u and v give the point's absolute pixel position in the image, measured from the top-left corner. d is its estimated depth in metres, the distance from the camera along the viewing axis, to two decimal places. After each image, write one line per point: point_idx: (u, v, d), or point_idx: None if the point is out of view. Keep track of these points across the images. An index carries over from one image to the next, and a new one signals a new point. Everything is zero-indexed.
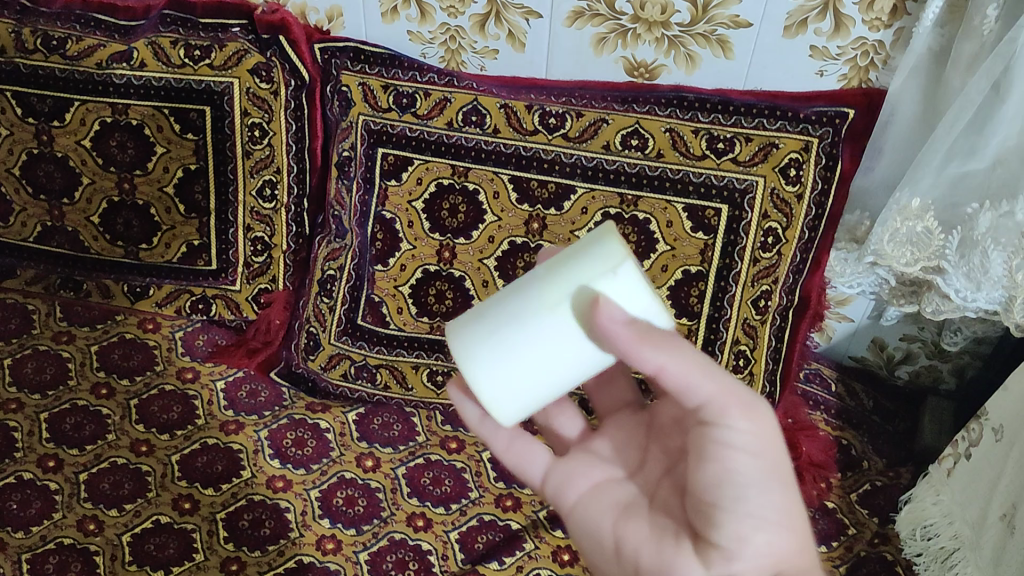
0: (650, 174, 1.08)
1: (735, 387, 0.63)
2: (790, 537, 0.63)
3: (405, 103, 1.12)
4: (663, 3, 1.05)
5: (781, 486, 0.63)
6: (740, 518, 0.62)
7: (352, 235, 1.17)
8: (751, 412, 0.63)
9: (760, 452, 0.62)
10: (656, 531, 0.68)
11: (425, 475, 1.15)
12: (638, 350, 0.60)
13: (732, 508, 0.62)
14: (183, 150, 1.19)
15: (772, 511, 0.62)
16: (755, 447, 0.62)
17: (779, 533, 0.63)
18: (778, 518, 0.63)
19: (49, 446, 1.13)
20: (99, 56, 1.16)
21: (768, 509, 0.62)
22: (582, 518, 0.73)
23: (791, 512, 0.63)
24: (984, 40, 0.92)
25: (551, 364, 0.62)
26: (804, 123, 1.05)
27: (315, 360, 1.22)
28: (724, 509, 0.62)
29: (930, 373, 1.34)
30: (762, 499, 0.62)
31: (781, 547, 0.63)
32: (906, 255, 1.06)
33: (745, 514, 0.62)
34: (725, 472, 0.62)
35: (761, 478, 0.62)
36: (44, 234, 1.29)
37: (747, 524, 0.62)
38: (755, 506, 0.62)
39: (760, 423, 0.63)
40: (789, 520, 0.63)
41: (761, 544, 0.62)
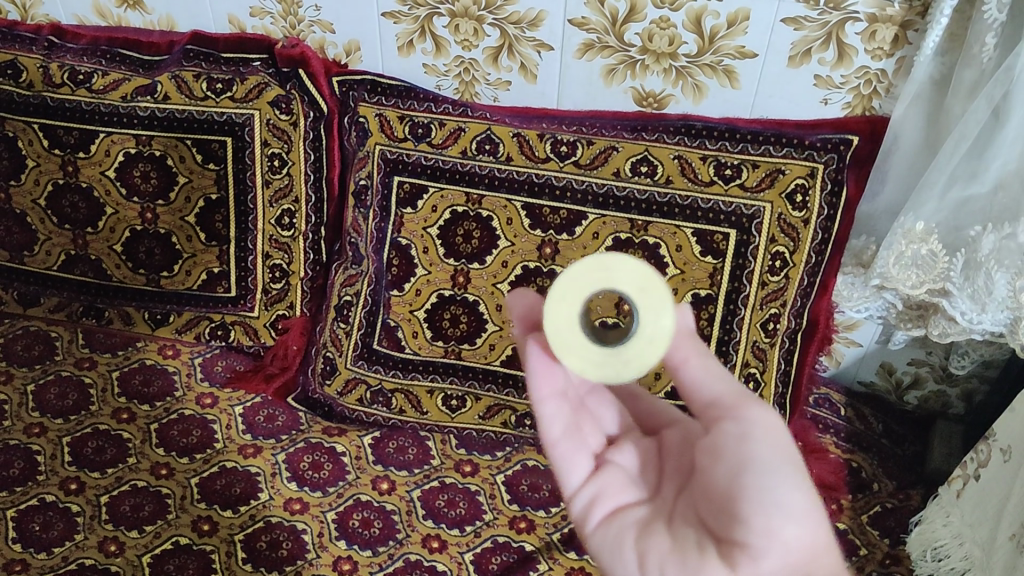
0: (661, 200, 1.10)
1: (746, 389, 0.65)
2: (816, 531, 0.61)
3: (420, 133, 1.16)
4: (671, 36, 1.08)
5: (802, 477, 0.62)
6: (765, 510, 0.60)
7: (368, 261, 1.20)
8: (763, 407, 0.64)
9: (776, 440, 0.63)
10: (679, 544, 0.65)
11: (440, 497, 1.16)
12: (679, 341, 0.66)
13: (757, 500, 0.61)
14: (205, 181, 1.22)
15: (798, 503, 0.61)
16: (770, 437, 0.63)
17: (807, 527, 0.61)
18: (804, 509, 0.61)
19: (71, 469, 1.16)
20: (123, 90, 1.21)
21: (795, 501, 0.61)
22: (603, 539, 0.70)
23: (815, 507, 0.62)
24: (983, 67, 0.95)
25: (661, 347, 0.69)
26: (809, 149, 1.08)
27: (331, 385, 1.24)
28: (747, 501, 0.61)
29: (939, 399, 1.35)
30: (786, 490, 0.61)
31: (810, 543, 0.61)
32: (912, 278, 1.08)
33: (769, 505, 0.60)
34: (745, 463, 0.62)
35: (782, 467, 0.62)
36: (68, 263, 1.31)
37: (774, 518, 0.60)
38: (780, 499, 0.60)
39: (769, 416, 0.64)
40: (813, 512, 0.62)
41: (789, 537, 0.60)
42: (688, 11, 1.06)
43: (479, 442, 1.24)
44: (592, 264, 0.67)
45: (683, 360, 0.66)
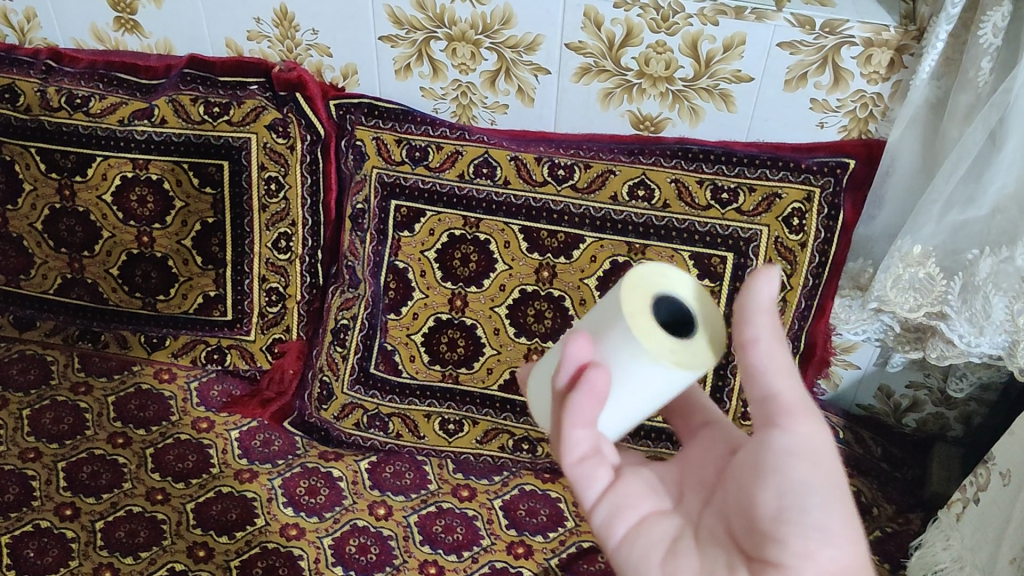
0: (657, 224, 1.11)
1: (808, 396, 0.62)
2: (855, 553, 0.60)
3: (418, 156, 1.16)
4: (667, 59, 1.09)
5: (841, 495, 0.61)
6: (804, 531, 0.60)
7: (365, 285, 1.19)
8: (815, 423, 0.62)
9: (819, 461, 0.61)
10: (712, 564, 0.64)
11: (437, 522, 1.16)
12: (762, 318, 0.59)
13: (794, 520, 0.60)
14: (201, 205, 1.22)
15: (836, 524, 0.60)
16: (814, 454, 0.61)
17: (846, 549, 0.60)
18: (844, 530, 0.60)
19: (66, 494, 1.15)
20: (121, 113, 1.21)
21: (833, 521, 0.60)
22: (629, 555, 0.67)
23: (856, 530, 0.61)
24: (979, 91, 0.95)
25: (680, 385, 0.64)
26: (805, 173, 1.08)
27: (328, 410, 1.24)
28: (785, 520, 0.60)
29: (938, 421, 1.35)
30: (825, 509, 0.60)
31: (848, 565, 0.59)
32: (909, 301, 1.07)
33: (807, 526, 0.60)
34: (783, 480, 0.61)
35: (822, 486, 0.60)
36: (64, 287, 1.31)
37: (812, 538, 0.59)
38: (818, 520, 0.60)
39: (817, 432, 0.62)
40: (854, 535, 0.60)
41: (825, 559, 0.59)
42: (684, 35, 1.06)
43: (476, 466, 1.23)
44: (653, 266, 0.63)
45: (753, 338, 0.60)
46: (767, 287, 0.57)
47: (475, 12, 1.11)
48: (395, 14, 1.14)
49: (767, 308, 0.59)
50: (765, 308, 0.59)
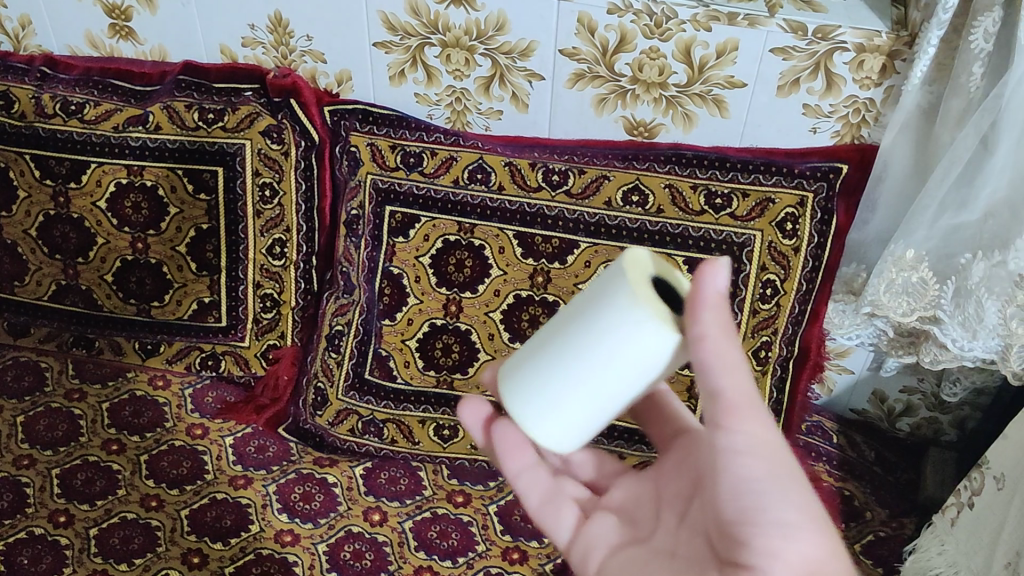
0: (651, 229, 1.11)
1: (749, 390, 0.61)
2: (820, 540, 0.59)
3: (412, 162, 1.16)
4: (661, 65, 1.09)
5: (795, 484, 0.61)
6: (765, 530, 0.59)
7: (360, 290, 1.20)
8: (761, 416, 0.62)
9: (768, 456, 0.61)
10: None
11: (432, 528, 1.16)
12: (705, 315, 0.57)
13: (751, 522, 0.60)
14: (195, 211, 1.22)
15: (796, 517, 0.60)
16: (761, 450, 0.61)
17: (809, 537, 0.59)
18: (807, 520, 0.60)
19: (61, 501, 1.15)
20: (116, 120, 1.21)
21: (790, 513, 0.60)
22: None
23: (818, 517, 0.60)
24: (971, 96, 0.96)
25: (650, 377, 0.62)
26: (799, 178, 1.09)
27: (323, 416, 1.23)
28: (745, 524, 0.60)
29: (931, 426, 1.35)
30: (780, 503, 0.60)
31: (814, 554, 0.59)
32: (903, 305, 1.08)
33: (767, 525, 0.59)
34: (739, 482, 0.62)
35: (773, 482, 0.60)
36: (59, 293, 1.31)
37: (773, 533, 0.59)
38: (776, 518, 0.60)
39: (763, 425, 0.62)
40: (817, 523, 0.60)
41: (792, 554, 0.59)
42: (677, 41, 1.06)
43: (473, 472, 1.23)
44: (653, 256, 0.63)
45: (698, 336, 0.58)
46: (717, 278, 0.57)
47: (469, 18, 1.11)
48: (389, 20, 1.14)
49: (714, 304, 0.57)
50: (711, 303, 0.57)
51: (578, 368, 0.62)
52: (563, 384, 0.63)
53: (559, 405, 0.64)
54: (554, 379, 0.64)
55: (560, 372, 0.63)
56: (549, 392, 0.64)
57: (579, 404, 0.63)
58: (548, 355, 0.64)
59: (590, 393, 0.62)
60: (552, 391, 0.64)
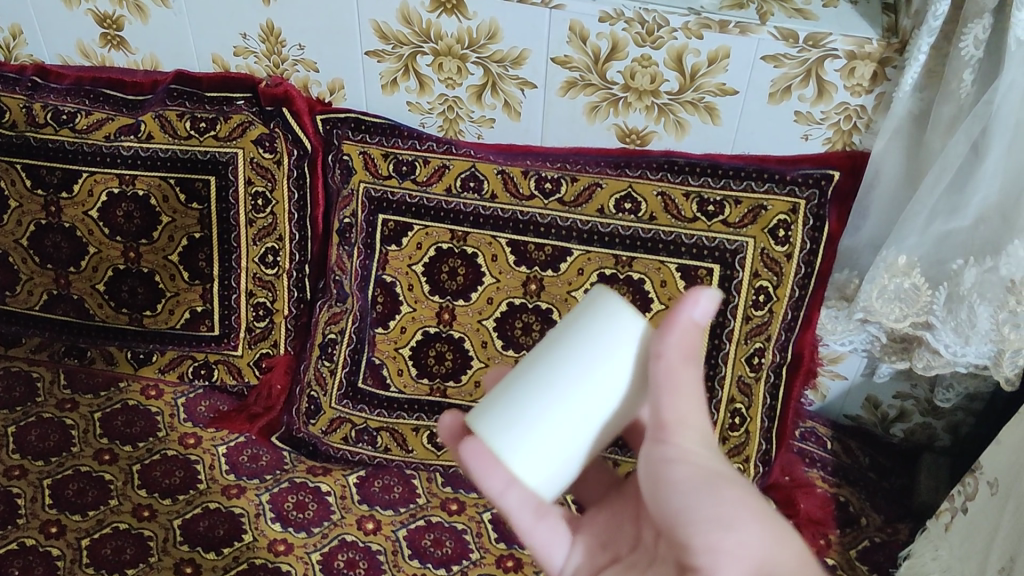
0: (644, 236, 1.11)
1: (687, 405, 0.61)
2: (762, 530, 0.59)
3: (405, 170, 1.16)
4: (653, 73, 1.09)
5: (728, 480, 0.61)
6: (702, 528, 0.59)
7: (352, 299, 1.20)
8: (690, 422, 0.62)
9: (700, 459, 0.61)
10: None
11: (426, 537, 1.15)
12: (672, 337, 0.59)
13: (690, 524, 0.60)
14: (188, 220, 1.22)
15: (730, 510, 0.59)
16: (689, 453, 0.61)
17: (747, 528, 0.59)
18: (742, 511, 0.59)
19: (52, 512, 1.14)
20: (107, 129, 1.21)
21: (725, 508, 0.59)
22: None
23: (754, 504, 0.60)
24: (962, 103, 0.96)
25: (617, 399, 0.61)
26: (791, 185, 1.09)
27: (315, 425, 1.23)
28: (684, 526, 0.60)
29: (925, 431, 1.35)
30: (714, 501, 0.60)
31: (758, 545, 0.58)
32: (895, 311, 1.08)
33: (704, 522, 0.59)
34: (672, 486, 0.61)
35: (706, 482, 0.60)
36: (50, 303, 1.30)
37: (710, 533, 0.59)
38: (710, 514, 0.59)
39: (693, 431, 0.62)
40: (754, 512, 0.59)
41: (732, 545, 0.58)
42: (669, 48, 1.06)
43: (465, 479, 1.23)
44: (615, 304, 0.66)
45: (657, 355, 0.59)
46: (697, 307, 0.59)
47: (461, 26, 1.11)
48: (381, 29, 1.14)
49: (685, 329, 0.59)
50: (684, 328, 0.59)
51: (569, 381, 0.60)
52: (553, 405, 0.60)
53: (543, 430, 0.60)
54: (539, 403, 0.60)
55: (548, 391, 0.60)
56: (531, 418, 0.60)
57: (559, 425, 0.60)
58: (521, 384, 0.62)
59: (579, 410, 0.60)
60: (537, 416, 0.60)
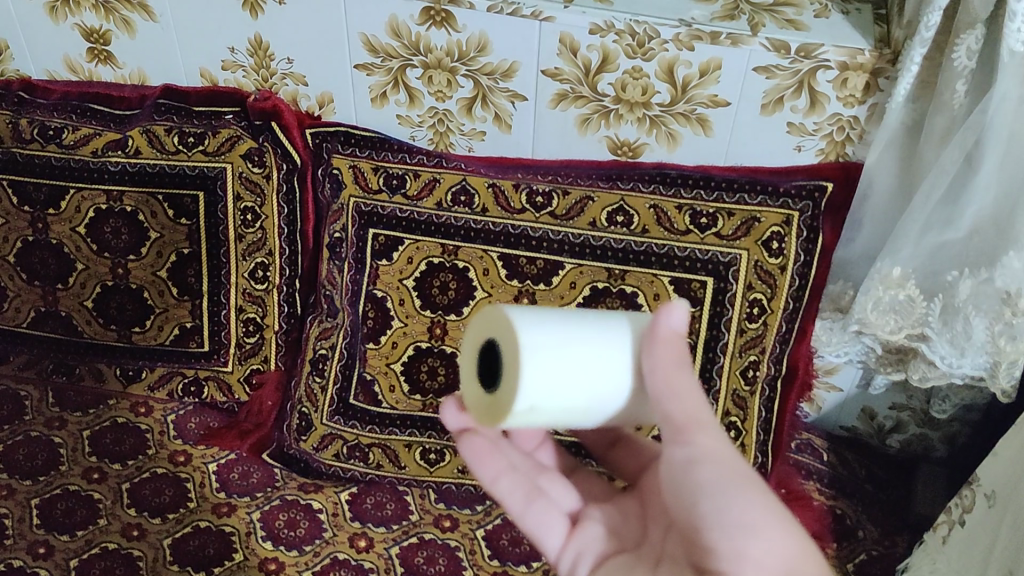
0: (636, 249, 1.10)
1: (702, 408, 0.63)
2: (787, 537, 0.61)
3: (395, 184, 1.15)
4: (644, 85, 1.08)
5: (753, 489, 0.62)
6: (728, 532, 0.61)
7: (343, 314, 1.19)
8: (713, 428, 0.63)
9: (723, 463, 0.62)
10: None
11: (419, 554, 1.14)
12: (659, 348, 0.62)
13: (717, 527, 0.61)
14: (176, 235, 1.21)
15: (756, 516, 0.61)
16: (716, 458, 0.62)
17: (773, 537, 0.60)
18: (768, 518, 0.61)
19: (40, 532, 1.13)
20: (94, 144, 1.20)
21: (752, 516, 0.61)
22: None
23: (777, 511, 0.61)
24: (955, 114, 0.96)
25: (601, 378, 0.63)
26: (784, 197, 1.08)
27: (307, 441, 1.22)
28: (709, 529, 0.62)
29: (922, 442, 1.34)
30: (740, 508, 0.61)
31: (784, 551, 0.60)
32: (890, 323, 1.08)
33: (730, 527, 0.61)
34: (697, 489, 0.63)
35: (731, 486, 0.62)
36: (38, 320, 1.28)
37: (738, 538, 0.60)
38: (736, 520, 0.61)
39: (714, 436, 0.63)
40: (777, 518, 0.61)
41: (758, 552, 0.60)
42: (660, 60, 1.06)
43: (458, 495, 1.22)
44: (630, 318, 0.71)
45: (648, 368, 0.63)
46: (673, 317, 0.62)
47: (451, 39, 1.10)
48: (370, 42, 1.13)
49: (667, 341, 0.62)
50: (666, 338, 0.62)
51: (607, 336, 0.64)
52: (583, 339, 0.64)
53: (561, 350, 0.63)
54: (573, 332, 0.64)
55: (580, 328, 0.64)
56: (559, 335, 0.63)
57: (560, 359, 0.62)
58: (550, 318, 0.65)
59: (597, 360, 0.63)
60: (565, 337, 0.63)
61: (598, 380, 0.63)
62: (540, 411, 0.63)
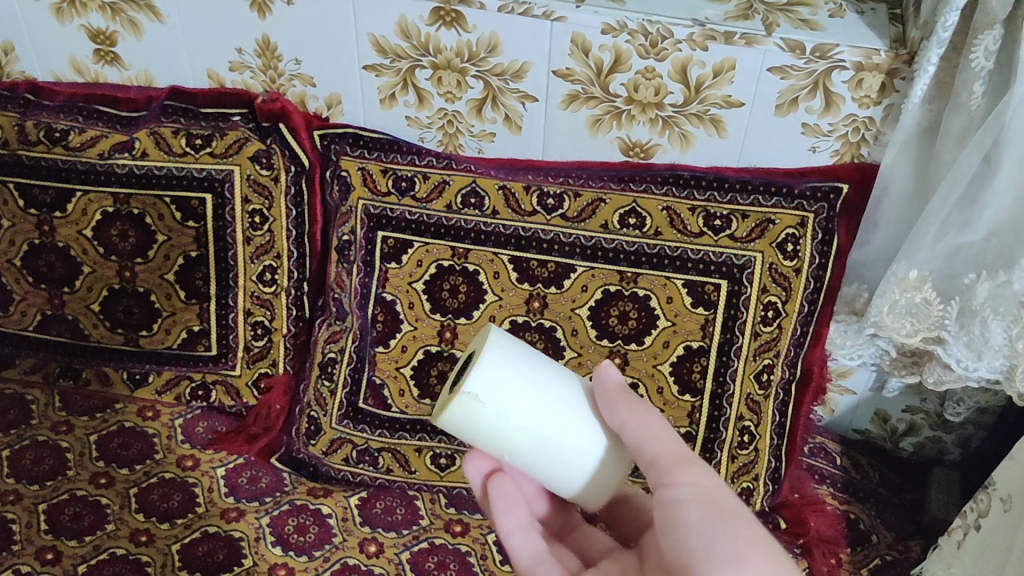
0: (649, 251, 1.09)
1: (685, 451, 0.67)
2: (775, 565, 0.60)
3: (404, 186, 1.14)
4: (656, 85, 1.07)
5: (740, 521, 0.63)
6: (716, 563, 0.60)
7: (352, 317, 1.17)
8: (699, 470, 0.66)
9: (710, 501, 0.64)
10: None
11: (430, 559, 1.13)
12: (618, 402, 0.69)
13: (705, 557, 0.61)
14: (184, 238, 1.19)
15: (743, 547, 0.61)
16: (703, 496, 0.64)
17: (761, 564, 0.60)
18: (755, 550, 0.61)
19: (48, 538, 1.12)
20: (100, 147, 1.18)
21: (740, 546, 0.61)
22: None
23: (763, 543, 0.61)
24: (972, 115, 0.94)
25: (557, 432, 0.69)
26: (799, 199, 1.07)
27: (316, 445, 1.21)
28: (698, 562, 0.61)
29: (935, 445, 1.33)
30: (726, 538, 0.61)
31: None
32: (906, 326, 1.06)
33: (719, 557, 0.61)
34: (684, 527, 0.63)
35: (719, 520, 0.63)
36: (44, 323, 1.27)
37: (726, 566, 0.60)
38: (722, 551, 0.61)
39: (701, 477, 0.65)
40: (764, 550, 0.61)
41: None
42: (673, 60, 1.04)
43: (469, 500, 1.21)
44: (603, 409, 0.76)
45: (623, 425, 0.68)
46: (610, 373, 0.71)
47: (461, 39, 1.09)
48: (379, 43, 1.12)
49: (618, 392, 0.70)
50: (616, 392, 0.70)
51: (564, 389, 0.71)
52: (557, 393, 0.70)
53: (522, 366, 0.69)
54: (550, 383, 0.70)
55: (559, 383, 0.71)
56: (522, 364, 0.69)
57: (533, 396, 0.68)
58: (539, 362, 0.71)
59: (547, 396, 0.69)
60: (544, 382, 0.70)
61: (554, 436, 0.69)
62: (481, 411, 0.67)
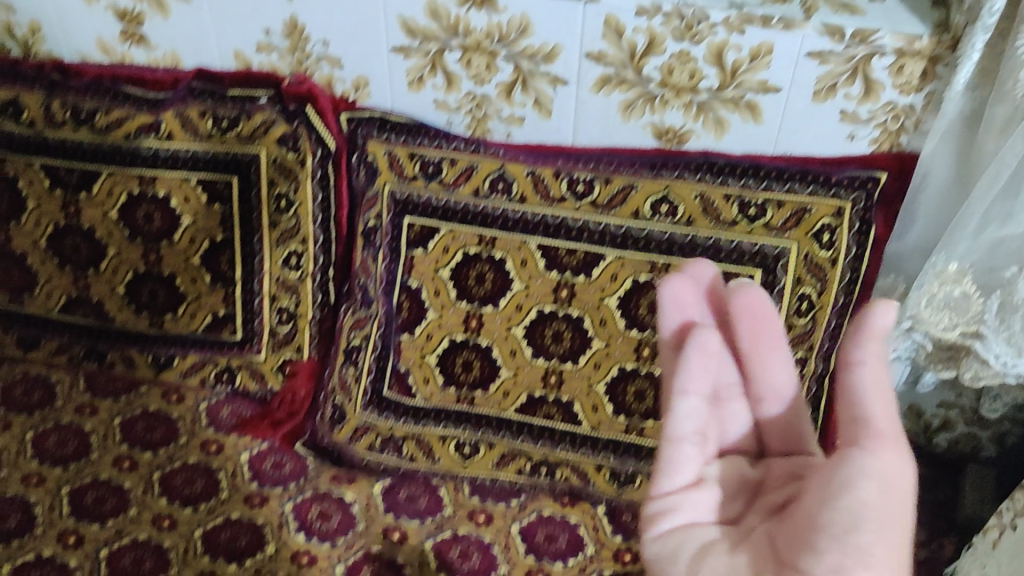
0: (682, 240, 1.06)
1: (898, 423, 0.57)
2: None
3: (431, 171, 1.12)
4: (691, 70, 1.05)
5: (901, 530, 0.56)
6: (838, 543, 0.56)
7: (377, 304, 1.16)
8: (899, 454, 0.57)
9: (889, 484, 0.56)
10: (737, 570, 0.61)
11: (453, 548, 1.12)
12: (759, 322, 0.68)
13: (841, 537, 0.56)
14: (209, 221, 1.18)
15: (887, 549, 0.55)
16: (888, 479, 0.56)
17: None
18: (892, 558, 0.56)
19: (70, 521, 1.12)
20: (127, 127, 1.17)
21: (883, 553, 0.55)
22: (662, 555, 0.65)
23: (903, 561, 0.56)
24: (1017, 102, 0.90)
25: None
26: (836, 187, 1.03)
27: (340, 432, 1.20)
28: (835, 534, 0.56)
29: (970, 442, 1.29)
30: (877, 538, 0.55)
31: None
32: (945, 320, 1.03)
33: (856, 543, 0.55)
34: (846, 488, 0.57)
35: (882, 513, 0.56)
36: (69, 305, 1.26)
37: (855, 560, 0.55)
38: (864, 542, 0.55)
39: (902, 457, 0.57)
40: (900, 561, 0.56)
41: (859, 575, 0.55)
42: (709, 44, 1.02)
43: (493, 490, 1.19)
44: None
45: (857, 362, 0.56)
46: (747, 295, 0.67)
47: (491, 21, 1.07)
48: (407, 24, 1.10)
49: (762, 312, 0.68)
50: (761, 313, 0.68)
51: None
52: None
53: None
54: None
55: None
56: None
57: None
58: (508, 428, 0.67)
59: None
60: None
61: None
62: None
